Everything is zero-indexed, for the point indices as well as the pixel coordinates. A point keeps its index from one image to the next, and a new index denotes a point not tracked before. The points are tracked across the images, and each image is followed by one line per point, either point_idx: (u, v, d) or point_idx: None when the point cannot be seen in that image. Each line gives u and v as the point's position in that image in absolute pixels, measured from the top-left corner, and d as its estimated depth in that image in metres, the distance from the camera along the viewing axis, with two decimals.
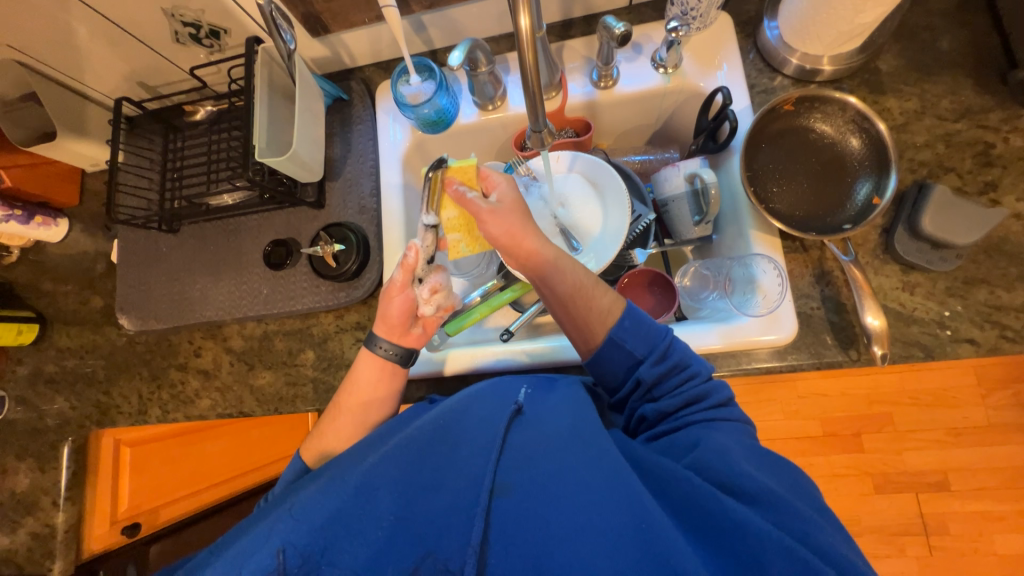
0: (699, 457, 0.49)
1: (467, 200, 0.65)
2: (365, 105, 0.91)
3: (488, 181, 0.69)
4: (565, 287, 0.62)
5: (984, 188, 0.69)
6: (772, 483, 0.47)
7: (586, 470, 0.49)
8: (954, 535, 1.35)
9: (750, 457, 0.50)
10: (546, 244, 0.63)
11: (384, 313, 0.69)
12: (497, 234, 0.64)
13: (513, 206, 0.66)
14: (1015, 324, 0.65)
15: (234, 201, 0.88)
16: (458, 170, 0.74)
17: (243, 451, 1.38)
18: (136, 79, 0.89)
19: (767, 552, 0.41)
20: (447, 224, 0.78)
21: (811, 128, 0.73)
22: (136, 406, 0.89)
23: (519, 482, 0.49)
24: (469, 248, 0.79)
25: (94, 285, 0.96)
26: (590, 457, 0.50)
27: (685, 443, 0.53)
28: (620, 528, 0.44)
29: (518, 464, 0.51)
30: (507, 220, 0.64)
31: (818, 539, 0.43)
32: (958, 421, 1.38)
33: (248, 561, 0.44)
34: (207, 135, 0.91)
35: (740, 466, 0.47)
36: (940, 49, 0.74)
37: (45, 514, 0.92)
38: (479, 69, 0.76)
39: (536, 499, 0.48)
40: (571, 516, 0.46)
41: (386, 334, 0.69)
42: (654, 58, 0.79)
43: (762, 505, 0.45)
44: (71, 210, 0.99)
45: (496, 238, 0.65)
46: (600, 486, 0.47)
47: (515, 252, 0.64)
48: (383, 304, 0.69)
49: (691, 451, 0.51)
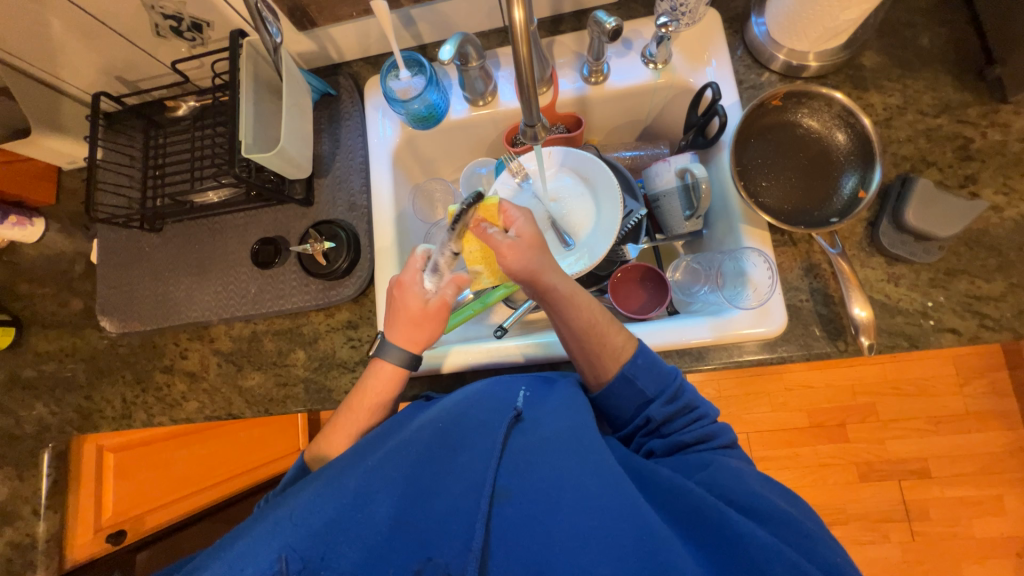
0: (710, 476, 0.51)
1: (488, 237, 0.65)
2: (353, 101, 0.90)
3: (506, 218, 0.69)
4: (581, 323, 0.63)
5: (964, 181, 0.71)
6: (783, 504, 0.48)
7: (589, 480, 0.49)
8: (935, 520, 1.39)
9: (763, 483, 0.51)
10: (563, 280, 0.65)
11: (417, 339, 0.67)
12: (517, 270, 0.64)
13: (531, 244, 0.66)
14: (994, 313, 0.67)
15: (220, 199, 0.86)
16: (482, 208, 0.69)
17: (233, 453, 1.34)
18: (115, 73, 0.87)
19: (771, 563, 0.42)
20: (469, 258, 0.73)
21: (799, 124, 0.74)
22: (119, 410, 0.87)
23: (519, 490, 0.49)
24: (491, 281, 0.75)
25: (73, 287, 0.93)
26: (591, 466, 0.50)
27: (692, 464, 0.54)
28: (623, 536, 0.45)
29: (517, 470, 0.51)
30: (530, 261, 0.64)
31: (825, 555, 0.45)
32: (938, 410, 1.42)
33: (249, 562, 0.43)
34: (190, 132, 0.89)
35: (752, 487, 0.50)
36: (922, 45, 0.76)
37: (25, 523, 0.91)
38: (470, 63, 0.76)
39: (537, 507, 0.48)
40: (572, 523, 0.46)
41: (413, 347, 0.67)
42: (643, 54, 0.80)
43: (768, 521, 0.46)
44: (47, 210, 0.96)
45: (517, 275, 0.64)
46: (602, 494, 0.48)
47: (534, 288, 0.65)
48: (421, 329, 0.66)
49: (701, 470, 0.53)
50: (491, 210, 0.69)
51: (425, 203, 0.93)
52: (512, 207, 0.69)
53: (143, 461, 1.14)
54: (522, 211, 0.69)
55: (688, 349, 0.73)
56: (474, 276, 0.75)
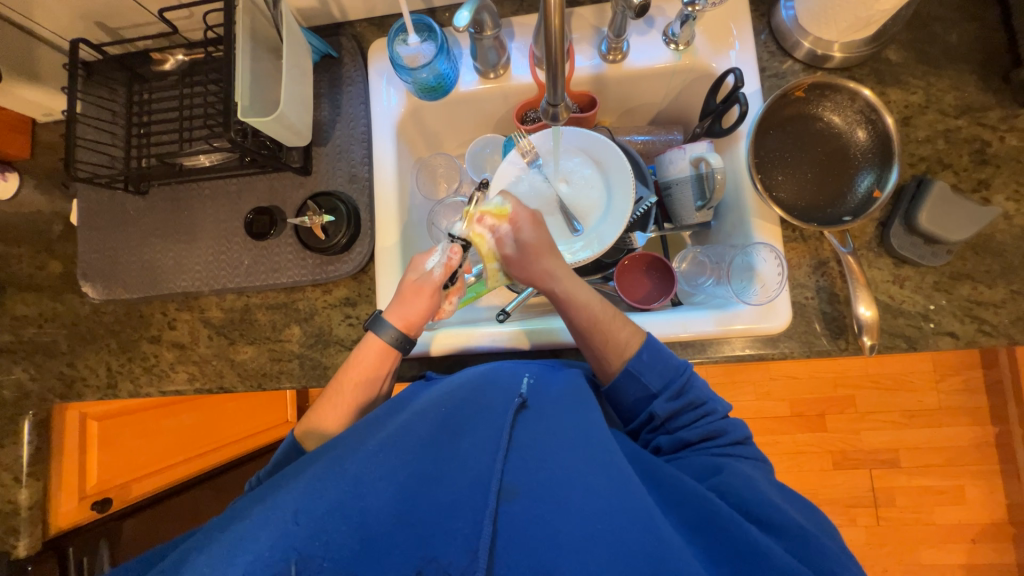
0: (722, 481, 0.52)
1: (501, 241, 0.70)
2: (356, 65, 0.85)
3: (514, 218, 0.70)
4: (583, 321, 0.65)
5: (977, 186, 0.71)
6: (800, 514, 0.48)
7: (595, 476, 0.49)
8: (901, 507, 1.46)
9: (775, 491, 0.52)
10: (564, 284, 0.67)
11: (408, 309, 0.68)
12: (519, 273, 0.71)
13: (535, 251, 0.69)
14: (993, 319, 0.68)
15: (212, 163, 0.81)
16: (495, 212, 0.71)
17: (220, 422, 1.33)
18: (94, 18, 0.79)
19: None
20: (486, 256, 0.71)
21: (821, 118, 0.73)
22: (104, 379, 0.84)
23: (526, 487, 0.49)
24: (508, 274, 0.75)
25: (52, 249, 0.88)
26: (598, 465, 0.50)
27: (705, 467, 0.55)
28: (633, 541, 0.44)
29: (524, 465, 0.50)
30: (528, 267, 0.69)
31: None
32: (913, 404, 1.47)
33: (251, 551, 0.41)
34: (177, 88, 0.83)
35: (766, 495, 0.50)
36: (949, 42, 0.74)
37: (6, 490, 0.87)
38: (484, 32, 0.71)
39: (544, 505, 0.47)
40: (580, 525, 0.46)
41: (398, 321, 0.68)
42: (665, 32, 0.76)
43: (784, 535, 0.47)
44: (21, 164, 0.90)
45: (521, 275, 0.71)
46: (607, 492, 0.48)
47: (538, 286, 0.70)
48: (406, 302, 0.68)
49: (712, 476, 0.53)
50: (505, 216, 0.70)
51: (428, 178, 0.89)
52: (523, 212, 0.71)
53: (127, 430, 1.11)
54: (531, 218, 0.70)
55: (691, 341, 0.73)
56: (490, 271, 0.73)
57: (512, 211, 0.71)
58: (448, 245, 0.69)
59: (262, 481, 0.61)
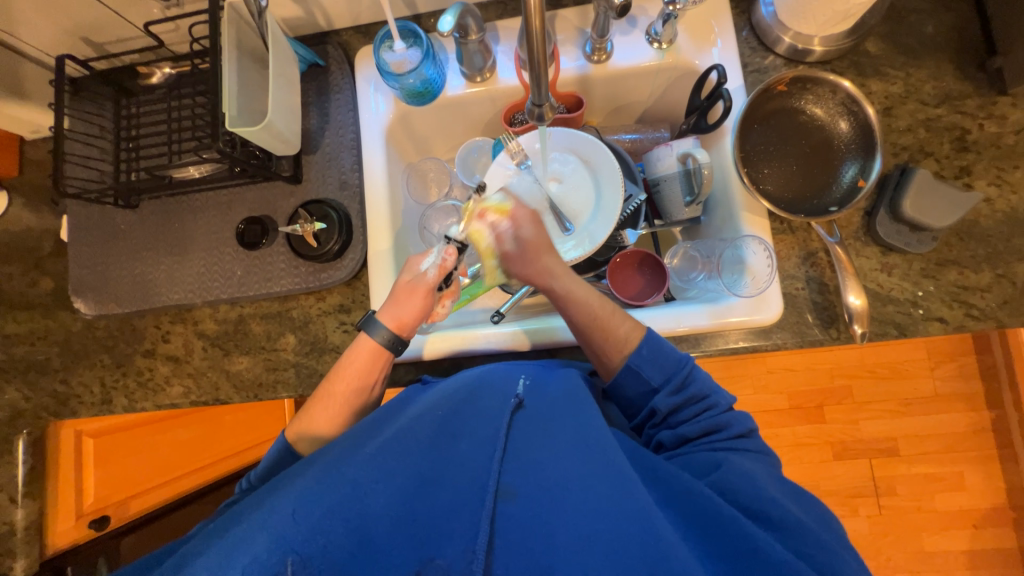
0: (723, 477, 0.52)
1: (500, 237, 0.71)
2: (343, 73, 0.85)
3: (514, 217, 0.71)
4: (582, 318, 0.65)
5: (959, 173, 0.72)
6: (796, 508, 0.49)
7: (591, 478, 0.49)
8: (901, 495, 1.47)
9: (774, 486, 0.52)
10: (564, 282, 0.68)
11: (401, 310, 0.67)
12: (519, 273, 0.71)
13: (534, 248, 0.70)
14: (980, 303, 0.69)
15: (201, 174, 0.80)
16: (495, 208, 0.72)
17: (216, 436, 1.31)
18: (80, 34, 0.80)
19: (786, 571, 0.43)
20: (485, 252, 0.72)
21: (803, 110, 0.74)
22: (99, 395, 0.83)
23: (523, 488, 0.49)
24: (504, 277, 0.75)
25: (43, 266, 0.88)
26: (596, 465, 0.50)
27: (704, 464, 0.55)
28: (630, 540, 0.44)
29: (521, 466, 0.50)
30: (526, 266, 0.70)
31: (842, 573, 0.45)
32: (909, 392, 1.48)
33: (246, 556, 0.41)
34: (165, 101, 0.83)
35: (766, 491, 0.50)
36: (926, 33, 0.75)
37: (2, 512, 0.86)
38: (469, 36, 0.72)
39: (539, 506, 0.48)
40: (577, 524, 0.46)
41: (391, 321, 0.67)
42: (649, 32, 0.77)
43: (778, 529, 0.47)
44: (9, 182, 0.89)
45: (521, 276, 0.71)
46: (603, 494, 0.48)
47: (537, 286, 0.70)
48: (400, 303, 0.68)
49: (713, 472, 0.53)
50: (505, 212, 0.72)
51: (419, 182, 0.89)
52: (523, 210, 0.72)
53: (124, 448, 1.11)
54: (531, 216, 0.71)
55: (686, 335, 0.73)
56: (489, 267, 0.73)
57: (512, 207, 0.72)
58: (444, 246, 0.70)
59: (255, 485, 0.61)
